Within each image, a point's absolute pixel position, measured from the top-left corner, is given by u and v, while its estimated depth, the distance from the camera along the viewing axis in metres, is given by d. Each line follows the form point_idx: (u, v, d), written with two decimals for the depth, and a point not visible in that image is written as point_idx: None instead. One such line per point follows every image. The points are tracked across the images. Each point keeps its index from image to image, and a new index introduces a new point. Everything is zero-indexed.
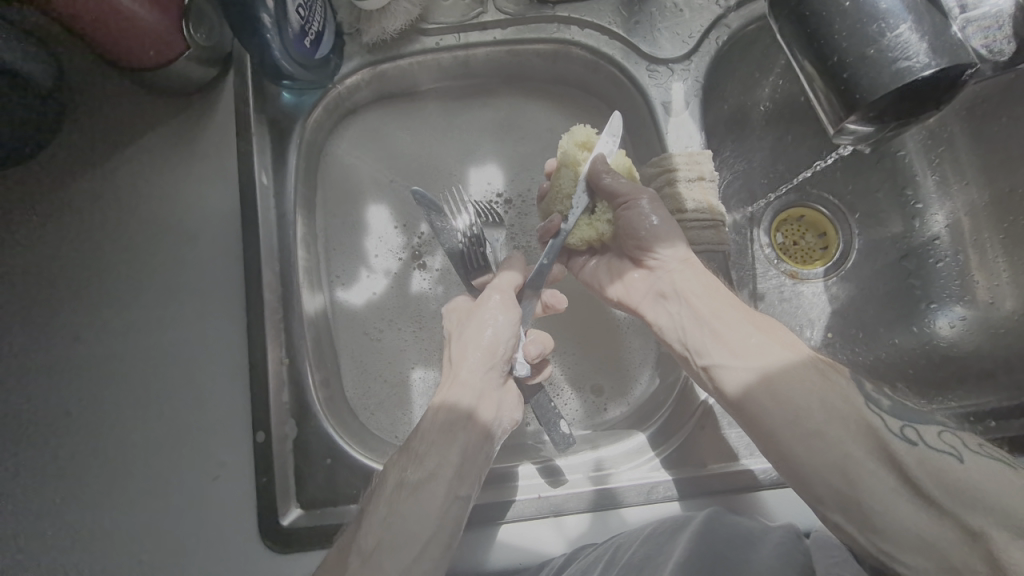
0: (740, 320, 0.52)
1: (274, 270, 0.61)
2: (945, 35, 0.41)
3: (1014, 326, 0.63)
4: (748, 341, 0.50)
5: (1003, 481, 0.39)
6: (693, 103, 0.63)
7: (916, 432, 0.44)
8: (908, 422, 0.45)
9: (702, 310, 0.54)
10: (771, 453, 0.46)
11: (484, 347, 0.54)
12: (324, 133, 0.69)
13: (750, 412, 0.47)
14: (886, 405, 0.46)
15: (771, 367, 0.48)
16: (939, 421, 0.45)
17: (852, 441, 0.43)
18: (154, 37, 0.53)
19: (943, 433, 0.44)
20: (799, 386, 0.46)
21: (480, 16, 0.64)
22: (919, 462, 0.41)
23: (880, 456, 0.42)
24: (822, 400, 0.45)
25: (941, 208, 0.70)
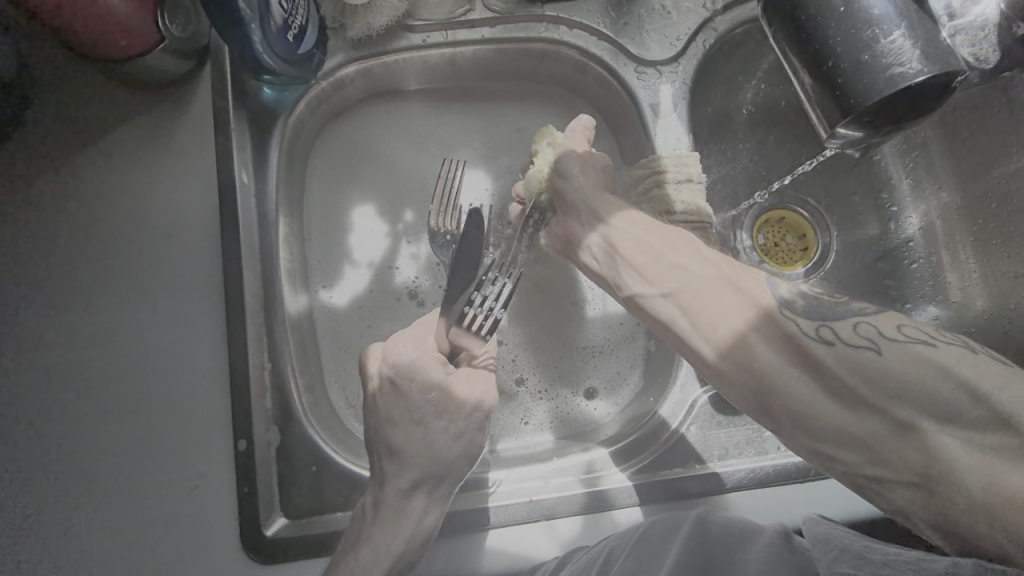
0: (671, 251, 0.49)
1: (256, 272, 0.59)
2: (936, 42, 0.42)
3: (984, 325, 0.65)
4: (672, 276, 0.48)
5: (920, 360, 0.40)
6: (681, 105, 0.64)
7: (831, 331, 0.43)
8: (823, 320, 0.44)
9: (644, 258, 0.50)
10: (697, 365, 0.47)
11: (461, 456, 0.55)
12: (308, 129, 0.67)
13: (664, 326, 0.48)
14: (801, 305, 0.45)
15: (678, 292, 0.47)
16: (858, 315, 0.45)
17: (761, 342, 0.43)
18: (127, 29, 0.51)
19: (859, 326, 0.44)
20: (721, 309, 0.45)
21: (467, 14, 0.63)
22: (839, 360, 0.42)
23: (789, 354, 0.43)
24: (741, 323, 0.44)
25: (916, 210, 0.72)
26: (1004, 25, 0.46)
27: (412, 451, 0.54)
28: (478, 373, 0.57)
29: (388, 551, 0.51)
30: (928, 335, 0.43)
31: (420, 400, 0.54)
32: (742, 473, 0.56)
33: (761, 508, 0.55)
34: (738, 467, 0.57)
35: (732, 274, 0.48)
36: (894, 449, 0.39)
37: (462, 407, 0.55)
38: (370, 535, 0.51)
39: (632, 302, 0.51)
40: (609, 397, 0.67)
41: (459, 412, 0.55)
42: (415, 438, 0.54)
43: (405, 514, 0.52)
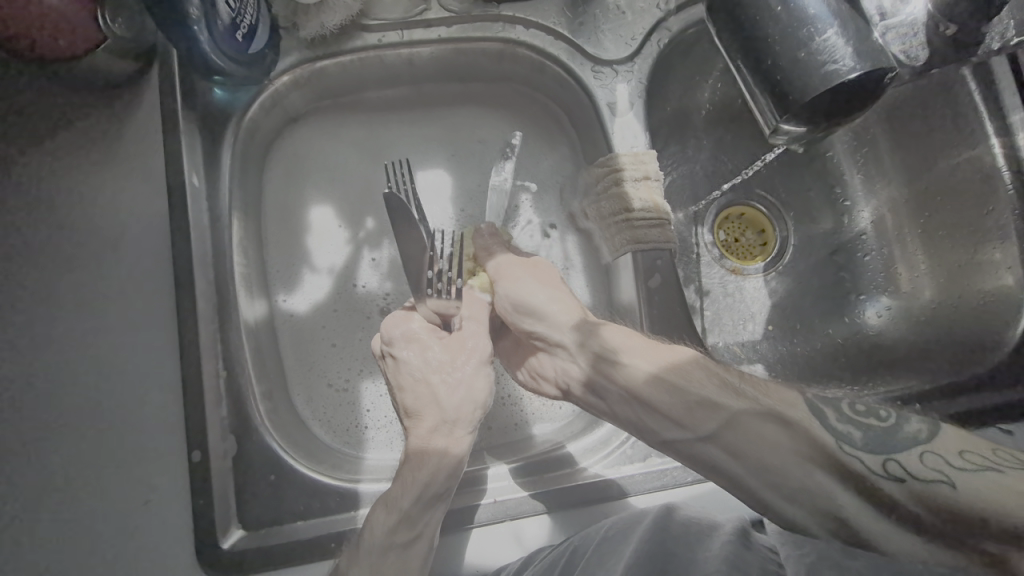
0: (650, 353, 0.54)
1: (208, 278, 0.57)
2: (868, 40, 0.44)
3: (932, 314, 0.67)
4: (660, 381, 0.52)
5: (1001, 488, 0.38)
6: (637, 104, 0.64)
7: (900, 464, 0.42)
8: (890, 452, 0.43)
9: (636, 370, 0.53)
10: (750, 501, 0.48)
11: (463, 401, 0.53)
12: (262, 130, 0.65)
13: (693, 458, 0.50)
14: (861, 436, 0.45)
15: (703, 430, 0.49)
16: (917, 438, 0.43)
17: (776, 456, 0.46)
18: (68, 29, 0.49)
19: (925, 455, 0.42)
20: (745, 437, 0.47)
21: (423, 13, 0.63)
22: (916, 500, 0.40)
23: (809, 450, 0.45)
24: (729, 428, 0.48)
25: (868, 205, 0.74)
26: (932, 25, 0.48)
27: (419, 405, 0.53)
28: (468, 334, 0.56)
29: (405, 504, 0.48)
30: (994, 460, 0.40)
31: (419, 360, 0.54)
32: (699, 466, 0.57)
33: (721, 502, 0.56)
34: None
35: (649, 340, 0.55)
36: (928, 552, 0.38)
37: (465, 349, 0.55)
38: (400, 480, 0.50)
39: (669, 448, 0.52)
40: None
41: (457, 362, 0.54)
42: (421, 388, 0.53)
43: (420, 454, 0.50)
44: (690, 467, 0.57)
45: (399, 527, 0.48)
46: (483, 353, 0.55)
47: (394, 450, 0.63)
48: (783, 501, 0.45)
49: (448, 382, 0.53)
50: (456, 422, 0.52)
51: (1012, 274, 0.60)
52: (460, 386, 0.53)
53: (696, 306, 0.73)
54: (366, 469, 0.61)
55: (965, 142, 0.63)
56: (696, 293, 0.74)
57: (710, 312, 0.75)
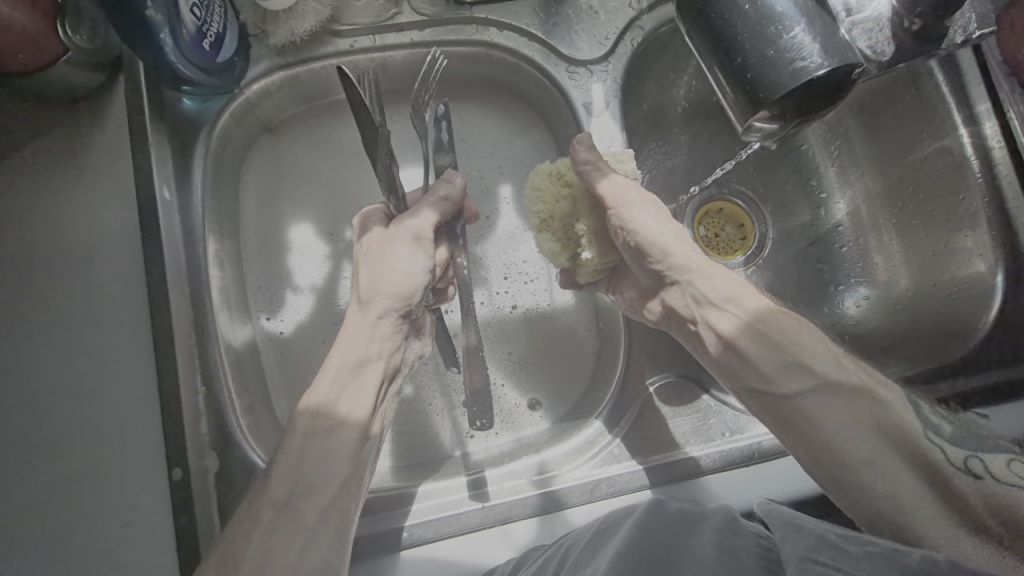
0: (762, 318, 0.50)
1: (183, 290, 0.57)
2: (835, 36, 0.44)
3: (909, 301, 0.69)
4: (771, 367, 0.49)
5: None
6: (613, 103, 0.64)
7: (982, 464, 0.42)
8: (972, 451, 0.44)
9: (770, 360, 0.49)
10: (847, 501, 0.45)
11: (350, 350, 0.50)
12: (234, 142, 0.65)
13: (778, 417, 0.48)
14: (949, 435, 0.45)
15: (807, 408, 0.47)
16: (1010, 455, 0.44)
17: (887, 466, 0.43)
18: (25, 41, 0.47)
19: (1013, 464, 0.42)
20: (867, 457, 0.44)
21: (395, 17, 0.63)
22: (982, 495, 0.40)
23: (899, 456, 0.43)
24: (853, 424, 0.45)
25: (843, 197, 0.76)
26: (897, 20, 0.49)
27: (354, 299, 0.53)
28: (372, 273, 0.52)
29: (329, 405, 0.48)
30: None
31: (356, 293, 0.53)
32: (694, 459, 0.56)
33: (712, 490, 0.55)
34: (692, 453, 0.57)
35: (773, 306, 0.51)
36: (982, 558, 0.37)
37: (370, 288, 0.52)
38: (290, 447, 0.48)
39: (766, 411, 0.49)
40: (558, 401, 0.66)
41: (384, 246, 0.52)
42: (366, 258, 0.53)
43: (346, 337, 0.51)
44: (679, 461, 0.56)
45: (323, 393, 0.49)
46: (412, 229, 0.52)
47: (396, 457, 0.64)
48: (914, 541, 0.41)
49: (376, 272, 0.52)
50: (352, 372, 0.50)
51: (984, 261, 0.61)
52: (386, 268, 0.51)
53: None
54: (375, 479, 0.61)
55: (935, 133, 0.64)
56: None
57: None
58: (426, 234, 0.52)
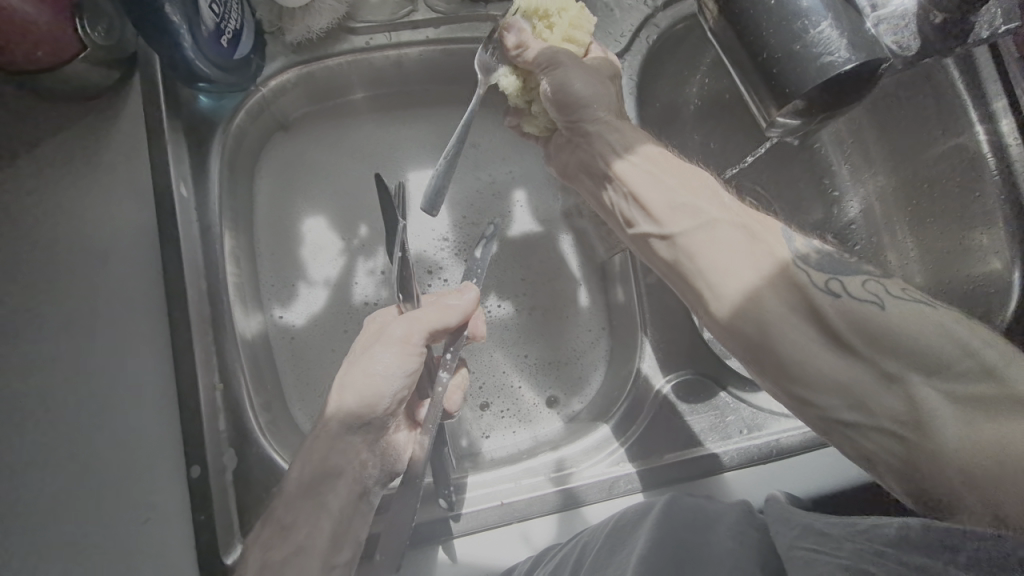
0: (681, 187, 0.48)
1: (199, 287, 0.56)
2: (861, 32, 0.44)
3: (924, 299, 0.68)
4: (731, 279, 0.42)
5: (921, 319, 0.38)
6: (628, 101, 0.64)
7: (841, 283, 0.41)
8: (834, 275, 0.42)
9: (709, 247, 0.44)
10: (770, 376, 0.42)
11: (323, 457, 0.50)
12: (249, 139, 0.65)
13: (732, 331, 0.42)
14: (814, 260, 0.43)
15: (727, 284, 0.42)
16: (865, 272, 0.43)
17: (803, 330, 0.40)
18: (43, 38, 0.47)
19: (867, 282, 0.42)
20: (822, 370, 0.39)
21: (410, 15, 0.62)
22: (841, 312, 0.39)
23: (798, 303, 0.41)
24: (769, 290, 0.41)
25: (856, 195, 0.75)
26: (922, 15, 0.49)
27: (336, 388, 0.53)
28: (354, 367, 0.51)
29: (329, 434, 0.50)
30: (926, 297, 0.41)
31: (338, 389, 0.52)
32: (716, 455, 0.56)
33: (733, 489, 0.55)
34: (714, 450, 0.56)
35: (683, 172, 0.50)
36: (879, 399, 0.38)
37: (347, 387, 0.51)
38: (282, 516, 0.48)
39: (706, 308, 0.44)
40: (573, 398, 0.66)
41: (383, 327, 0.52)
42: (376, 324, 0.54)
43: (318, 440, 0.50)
44: (699, 458, 0.56)
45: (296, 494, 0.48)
46: (399, 334, 0.50)
47: None
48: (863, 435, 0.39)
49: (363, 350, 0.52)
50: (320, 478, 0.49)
51: (1000, 259, 0.62)
52: (370, 357, 0.50)
53: None
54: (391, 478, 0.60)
55: (951, 131, 0.63)
56: None
57: None
58: (412, 340, 0.50)
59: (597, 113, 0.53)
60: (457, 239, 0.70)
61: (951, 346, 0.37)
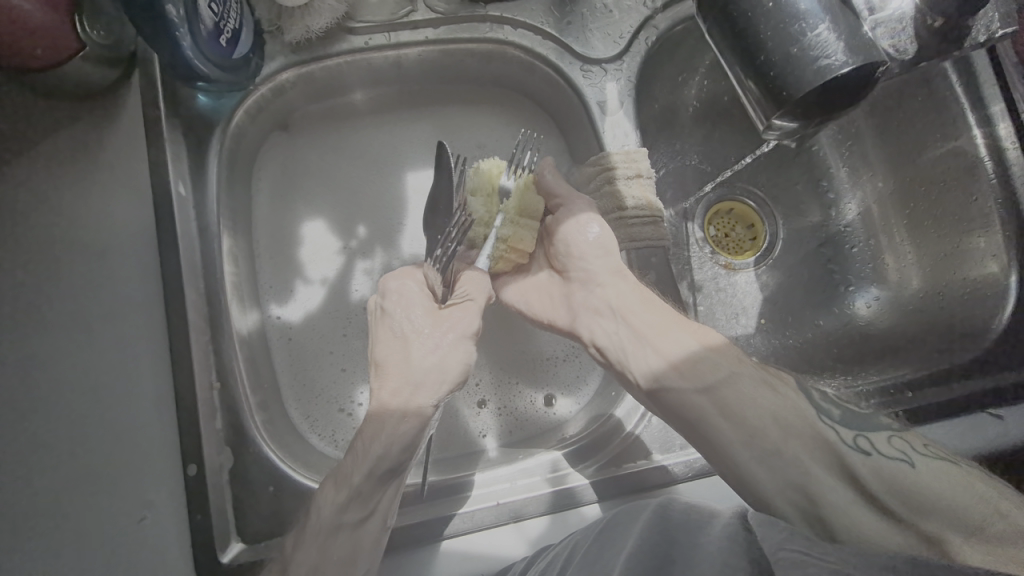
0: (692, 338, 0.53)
1: (198, 286, 0.56)
2: (859, 35, 0.44)
3: (921, 302, 0.68)
4: (772, 442, 0.45)
5: (947, 479, 0.41)
6: (627, 103, 0.64)
7: (868, 441, 0.46)
8: (859, 431, 0.47)
9: (741, 397, 0.48)
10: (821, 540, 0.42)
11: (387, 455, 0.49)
12: (248, 137, 0.65)
13: (786, 491, 0.44)
14: (837, 415, 0.48)
15: (766, 443, 0.45)
16: (886, 426, 0.48)
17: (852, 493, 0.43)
18: (42, 37, 0.47)
19: (892, 438, 0.46)
20: (828, 494, 0.42)
21: (409, 14, 0.62)
22: (872, 468, 0.43)
23: (831, 463, 0.44)
24: (805, 452, 0.45)
25: (853, 198, 0.75)
26: (920, 19, 0.49)
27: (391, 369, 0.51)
28: (428, 338, 0.52)
29: (406, 429, 0.50)
30: (950, 456, 0.45)
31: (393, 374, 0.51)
32: (665, 468, 0.57)
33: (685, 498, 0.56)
34: (662, 463, 0.57)
35: (685, 322, 0.55)
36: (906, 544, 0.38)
37: (421, 364, 0.51)
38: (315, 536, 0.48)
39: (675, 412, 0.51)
40: (572, 397, 0.67)
41: (450, 324, 0.53)
42: (415, 309, 0.53)
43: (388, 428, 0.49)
44: (651, 470, 0.57)
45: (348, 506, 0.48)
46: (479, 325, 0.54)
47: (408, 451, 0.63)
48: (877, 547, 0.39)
49: (431, 348, 0.52)
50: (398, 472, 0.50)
51: (997, 261, 0.61)
52: (441, 354, 0.52)
53: (692, 303, 0.73)
54: None
55: (948, 134, 0.64)
56: (689, 289, 0.74)
57: (703, 307, 0.75)
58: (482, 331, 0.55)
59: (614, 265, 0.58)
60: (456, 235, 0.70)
61: (973, 499, 0.40)
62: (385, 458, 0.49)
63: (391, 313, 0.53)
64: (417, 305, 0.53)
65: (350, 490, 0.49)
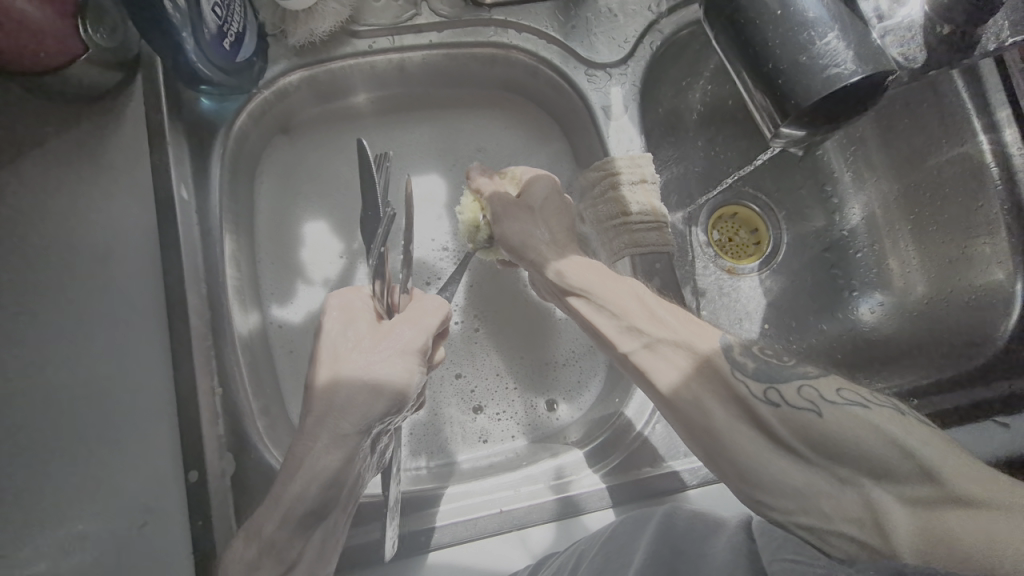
0: (616, 307, 0.51)
1: (199, 290, 0.57)
2: (869, 43, 0.44)
3: (926, 309, 0.68)
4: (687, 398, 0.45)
5: (857, 425, 0.41)
6: (632, 107, 0.64)
7: (778, 393, 0.44)
8: (772, 381, 0.45)
9: (654, 361, 0.48)
10: (732, 481, 0.44)
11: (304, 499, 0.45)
12: (251, 141, 0.65)
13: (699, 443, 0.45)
14: (751, 367, 0.46)
15: (682, 403, 0.45)
16: (800, 375, 0.46)
17: (765, 444, 0.43)
18: (45, 40, 0.47)
19: (802, 389, 0.44)
20: (754, 460, 0.42)
21: (414, 18, 0.62)
22: (782, 421, 0.43)
23: (739, 415, 0.44)
24: (714, 404, 0.45)
25: (858, 202, 0.75)
26: (929, 26, 0.49)
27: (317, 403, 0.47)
28: (360, 359, 0.48)
29: (326, 464, 0.46)
30: (864, 396, 0.44)
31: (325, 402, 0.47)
32: (678, 473, 0.57)
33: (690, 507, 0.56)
34: (676, 467, 0.57)
35: (618, 287, 0.53)
36: (840, 505, 0.40)
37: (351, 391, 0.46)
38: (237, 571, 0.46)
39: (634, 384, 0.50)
40: (574, 403, 0.66)
41: (386, 340, 0.49)
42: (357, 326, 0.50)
43: (307, 463, 0.46)
44: (662, 476, 0.57)
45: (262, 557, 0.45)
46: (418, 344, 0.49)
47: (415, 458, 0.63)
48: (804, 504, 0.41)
49: (362, 366, 0.47)
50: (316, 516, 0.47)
51: (1002, 269, 0.62)
52: (374, 370, 0.47)
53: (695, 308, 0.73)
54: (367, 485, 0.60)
55: (954, 139, 0.63)
56: (693, 294, 0.74)
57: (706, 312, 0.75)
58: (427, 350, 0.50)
59: (537, 240, 0.57)
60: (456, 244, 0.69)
61: (890, 449, 0.40)
62: (302, 500, 0.45)
63: (329, 327, 0.50)
64: (350, 329, 0.50)
65: (261, 542, 0.45)
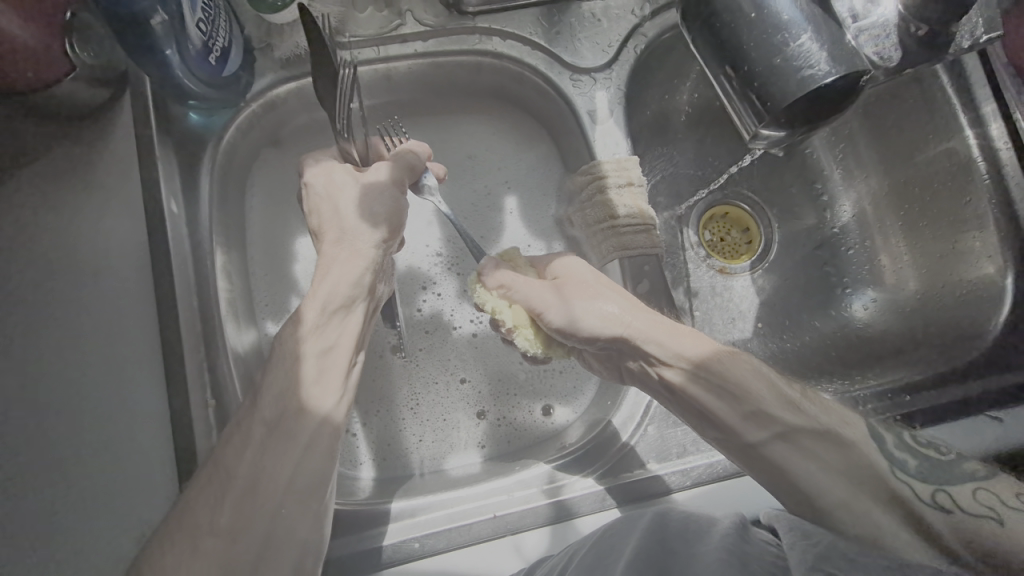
0: (727, 383, 0.49)
1: (191, 305, 0.59)
2: (843, 43, 0.44)
3: (917, 305, 0.68)
4: (741, 408, 0.48)
5: None
6: (617, 111, 0.64)
7: (949, 496, 0.44)
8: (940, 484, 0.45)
9: (709, 395, 0.50)
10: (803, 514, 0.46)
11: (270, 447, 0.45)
12: (240, 154, 0.66)
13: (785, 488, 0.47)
14: (914, 466, 0.46)
15: (829, 502, 0.45)
16: (973, 477, 0.46)
17: (853, 487, 0.45)
18: (32, 59, 0.47)
19: (978, 492, 0.44)
20: (848, 505, 0.44)
21: (399, 28, 0.63)
22: (951, 528, 0.43)
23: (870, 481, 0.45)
24: (851, 486, 0.45)
25: (848, 199, 0.75)
26: (904, 26, 0.49)
27: (308, 341, 0.49)
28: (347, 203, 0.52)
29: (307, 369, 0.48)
30: None
31: (316, 342, 0.49)
32: (662, 478, 0.57)
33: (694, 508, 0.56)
34: (659, 472, 0.57)
35: (708, 344, 0.52)
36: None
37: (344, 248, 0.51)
38: None
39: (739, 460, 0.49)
40: (568, 405, 0.66)
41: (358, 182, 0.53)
42: (337, 267, 0.50)
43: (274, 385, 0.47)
44: (654, 479, 0.57)
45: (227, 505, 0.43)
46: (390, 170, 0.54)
47: (418, 465, 0.64)
48: (840, 519, 0.44)
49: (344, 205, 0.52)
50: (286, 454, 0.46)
51: (992, 263, 0.61)
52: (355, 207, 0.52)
53: (687, 308, 0.73)
54: (360, 492, 0.60)
55: (941, 134, 0.63)
56: (685, 295, 0.74)
57: (700, 313, 0.74)
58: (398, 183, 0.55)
59: (613, 319, 0.52)
60: (442, 253, 0.70)
61: None
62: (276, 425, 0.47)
63: (331, 227, 0.52)
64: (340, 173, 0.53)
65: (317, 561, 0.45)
